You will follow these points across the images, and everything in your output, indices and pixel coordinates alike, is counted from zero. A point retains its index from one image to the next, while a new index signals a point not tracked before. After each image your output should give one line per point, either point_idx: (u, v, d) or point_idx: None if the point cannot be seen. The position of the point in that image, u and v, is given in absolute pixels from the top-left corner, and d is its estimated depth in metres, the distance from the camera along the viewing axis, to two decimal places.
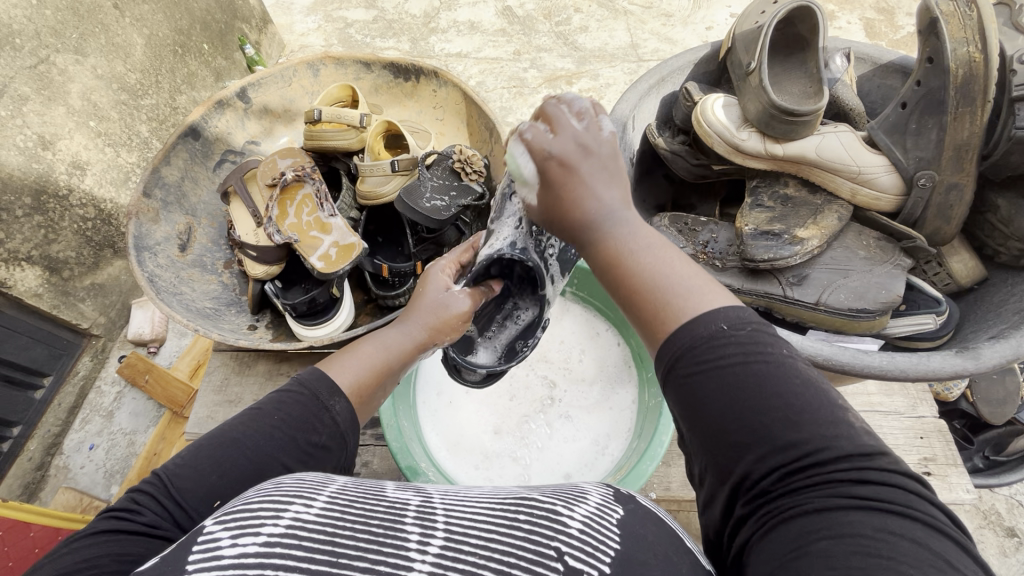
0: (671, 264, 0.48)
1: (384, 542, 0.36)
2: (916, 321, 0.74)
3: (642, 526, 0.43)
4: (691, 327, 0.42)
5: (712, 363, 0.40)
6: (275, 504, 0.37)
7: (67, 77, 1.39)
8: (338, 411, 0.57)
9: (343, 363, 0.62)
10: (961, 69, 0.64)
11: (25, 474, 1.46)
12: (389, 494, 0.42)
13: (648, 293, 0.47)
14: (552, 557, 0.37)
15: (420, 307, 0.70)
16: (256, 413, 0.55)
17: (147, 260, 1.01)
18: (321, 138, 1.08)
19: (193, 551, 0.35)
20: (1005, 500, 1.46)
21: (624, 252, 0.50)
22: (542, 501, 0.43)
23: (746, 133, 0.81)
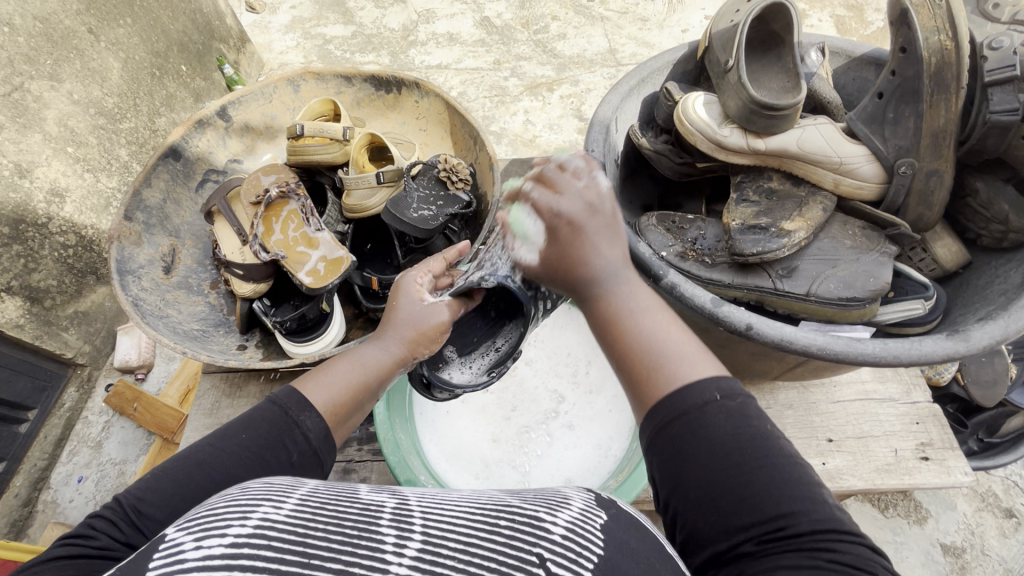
0: (668, 331, 0.52)
1: (358, 544, 0.35)
2: (905, 306, 0.74)
3: (626, 532, 0.43)
4: (686, 392, 0.47)
5: (700, 427, 0.45)
6: (241, 507, 0.37)
7: (42, 103, 1.37)
8: (309, 426, 0.57)
9: (319, 380, 0.62)
10: (934, 58, 0.65)
11: (12, 512, 1.42)
12: (364, 495, 0.41)
13: (642, 355, 0.51)
14: (534, 563, 0.37)
15: (397, 320, 0.69)
16: (226, 435, 0.54)
17: (131, 283, 0.99)
18: (305, 153, 1.07)
19: (155, 557, 0.34)
20: (1001, 482, 1.48)
21: (623, 311, 0.55)
22: (523, 507, 0.42)
23: (727, 129, 0.82)
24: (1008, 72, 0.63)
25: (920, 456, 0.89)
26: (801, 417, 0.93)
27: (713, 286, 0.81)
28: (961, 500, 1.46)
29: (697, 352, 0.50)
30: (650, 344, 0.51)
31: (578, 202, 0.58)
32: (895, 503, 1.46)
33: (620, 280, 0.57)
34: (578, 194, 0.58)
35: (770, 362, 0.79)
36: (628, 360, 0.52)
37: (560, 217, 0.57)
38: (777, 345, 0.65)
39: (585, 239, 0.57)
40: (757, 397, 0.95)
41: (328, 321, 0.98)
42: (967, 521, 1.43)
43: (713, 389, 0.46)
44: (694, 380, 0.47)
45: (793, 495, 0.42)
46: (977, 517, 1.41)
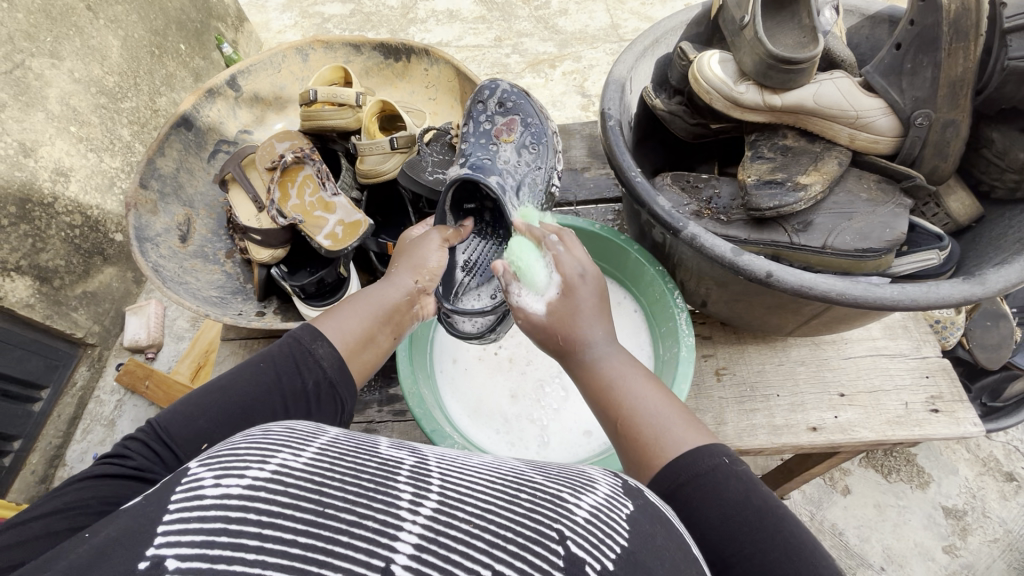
0: (661, 404, 0.54)
1: (373, 498, 0.35)
2: (920, 257, 0.76)
3: (653, 524, 0.42)
4: (696, 456, 0.48)
5: (716, 488, 0.47)
6: (261, 452, 0.37)
7: (44, 81, 1.37)
8: (322, 355, 0.61)
9: (335, 317, 0.65)
10: (954, 4, 0.66)
11: (30, 488, 1.44)
12: (383, 451, 0.41)
13: (638, 430, 0.53)
14: (553, 539, 0.36)
15: (403, 258, 0.74)
16: (247, 366, 0.59)
17: (150, 250, 1.00)
18: (318, 119, 1.07)
19: (176, 490, 0.34)
20: (1003, 446, 1.51)
21: (608, 382, 0.58)
22: (546, 485, 0.42)
23: (744, 86, 0.82)
24: None
25: (929, 410, 0.91)
26: (814, 374, 0.95)
27: (730, 242, 0.82)
28: (962, 464, 1.49)
29: (686, 418, 0.53)
30: (643, 409, 0.54)
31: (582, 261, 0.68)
32: (899, 468, 1.49)
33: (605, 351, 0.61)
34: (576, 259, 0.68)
35: (786, 316, 0.80)
36: (628, 425, 0.54)
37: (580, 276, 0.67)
38: (796, 291, 0.66)
39: (576, 311, 0.64)
40: (769, 355, 0.97)
41: (346, 286, 0.99)
42: (969, 484, 1.46)
43: (718, 450, 0.49)
44: (698, 445, 0.50)
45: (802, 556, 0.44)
46: (979, 480, 1.45)
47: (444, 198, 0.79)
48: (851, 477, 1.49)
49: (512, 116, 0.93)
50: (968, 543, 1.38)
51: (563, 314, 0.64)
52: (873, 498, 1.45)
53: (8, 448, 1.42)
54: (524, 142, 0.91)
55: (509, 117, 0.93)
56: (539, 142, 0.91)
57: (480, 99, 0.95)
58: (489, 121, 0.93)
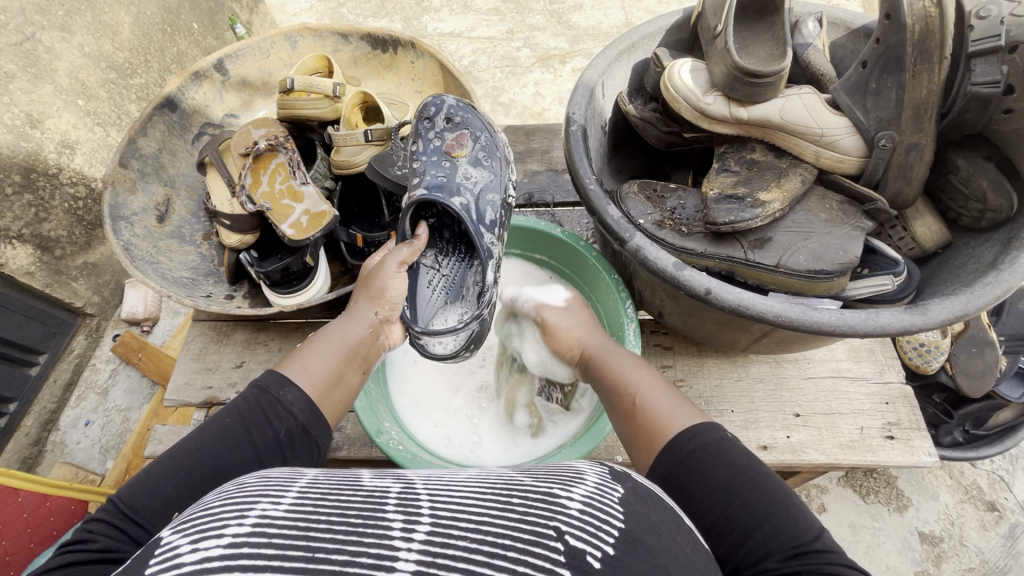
0: (657, 387, 0.62)
1: (364, 534, 0.37)
2: (875, 282, 0.74)
3: (644, 504, 0.45)
4: (695, 434, 0.55)
5: (717, 457, 0.53)
6: (239, 506, 0.39)
7: (53, 55, 1.39)
8: (291, 401, 0.62)
9: (299, 362, 0.66)
10: (918, 24, 0.63)
11: (22, 449, 1.49)
12: (366, 484, 0.43)
13: (646, 426, 0.59)
14: (552, 536, 0.39)
15: (362, 289, 0.75)
16: (211, 425, 0.59)
17: (123, 229, 1.02)
18: (294, 107, 1.08)
19: (151, 560, 0.36)
20: (986, 476, 1.48)
21: (624, 382, 0.65)
22: (536, 486, 0.45)
23: (711, 97, 0.81)
24: (993, 43, 0.61)
25: (886, 436, 0.90)
26: (772, 392, 0.94)
27: (686, 254, 0.81)
28: (944, 490, 1.46)
29: (686, 404, 0.60)
30: (650, 400, 0.60)
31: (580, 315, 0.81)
32: (877, 490, 1.47)
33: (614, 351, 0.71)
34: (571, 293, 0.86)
35: (737, 333, 0.80)
36: (634, 412, 0.61)
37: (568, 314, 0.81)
38: (735, 310, 0.66)
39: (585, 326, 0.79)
40: (729, 370, 0.96)
41: (313, 275, 1.00)
42: (948, 511, 1.43)
43: (715, 426, 0.56)
44: (693, 423, 0.56)
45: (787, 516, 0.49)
46: (958, 508, 1.42)
47: (399, 223, 0.81)
48: (827, 495, 1.46)
49: (460, 129, 0.93)
50: (941, 571, 1.36)
51: (575, 328, 0.78)
52: (847, 517, 1.43)
53: (4, 410, 1.47)
54: (477, 157, 0.91)
55: (458, 131, 0.93)
56: (491, 155, 0.92)
57: (426, 116, 0.94)
58: (439, 138, 0.93)
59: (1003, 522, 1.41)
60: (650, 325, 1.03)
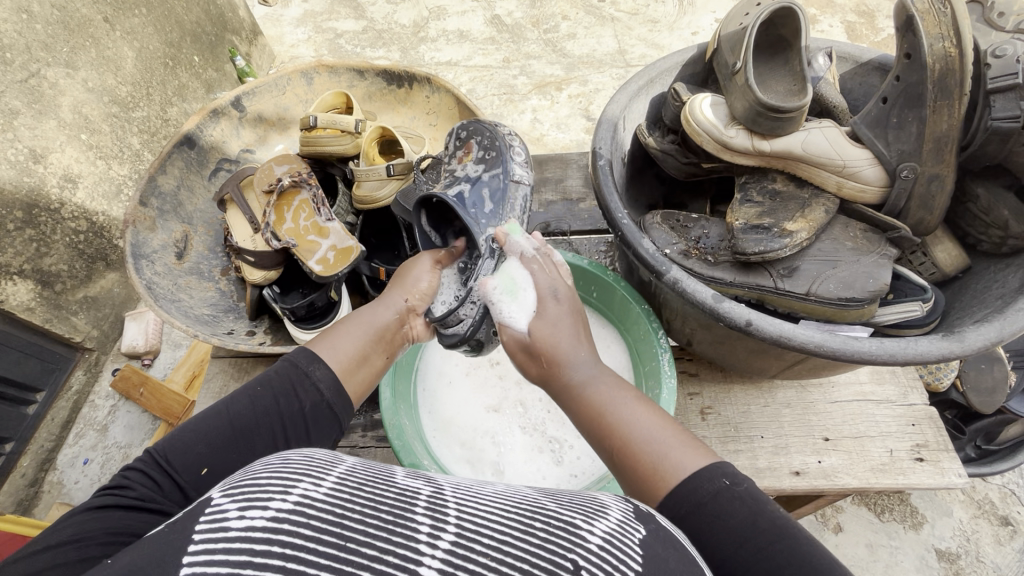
0: (657, 427, 0.55)
1: (394, 531, 0.36)
2: (904, 308, 0.76)
3: (665, 548, 0.42)
4: (693, 484, 0.49)
5: (717, 516, 0.47)
6: (284, 482, 0.38)
7: (58, 90, 1.40)
8: (319, 377, 0.65)
9: (330, 342, 0.70)
10: (937, 64, 0.66)
11: (18, 491, 1.44)
12: (401, 482, 0.42)
13: (642, 466, 0.53)
14: (569, 569, 0.37)
15: (396, 283, 0.82)
16: (247, 390, 0.62)
17: (145, 267, 1.02)
18: (317, 144, 1.09)
19: (200, 522, 0.36)
20: (998, 490, 1.49)
21: (603, 408, 0.59)
22: (561, 513, 0.43)
23: (734, 130, 0.83)
24: (1010, 80, 0.64)
25: (915, 457, 0.90)
26: (799, 417, 0.94)
27: (714, 284, 0.83)
28: (957, 506, 1.47)
29: (685, 441, 0.54)
30: (646, 438, 0.54)
31: (554, 283, 0.73)
32: (892, 508, 1.46)
33: (590, 376, 0.63)
34: (547, 275, 0.73)
35: (768, 360, 0.81)
36: (625, 453, 0.55)
37: (550, 295, 0.71)
38: (776, 341, 0.67)
39: (551, 321, 0.68)
40: (756, 396, 0.97)
41: (337, 310, 1.00)
42: (963, 527, 1.43)
43: (721, 471, 0.50)
44: (697, 469, 0.50)
45: (828, 568, 0.43)
46: (972, 524, 1.42)
47: (418, 225, 0.89)
48: (843, 514, 1.46)
49: (474, 140, 0.97)
50: None
51: (544, 333, 0.67)
52: (864, 536, 1.42)
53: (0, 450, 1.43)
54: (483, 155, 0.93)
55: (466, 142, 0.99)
56: (492, 147, 0.93)
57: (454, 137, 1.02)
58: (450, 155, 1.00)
59: (1017, 537, 1.42)
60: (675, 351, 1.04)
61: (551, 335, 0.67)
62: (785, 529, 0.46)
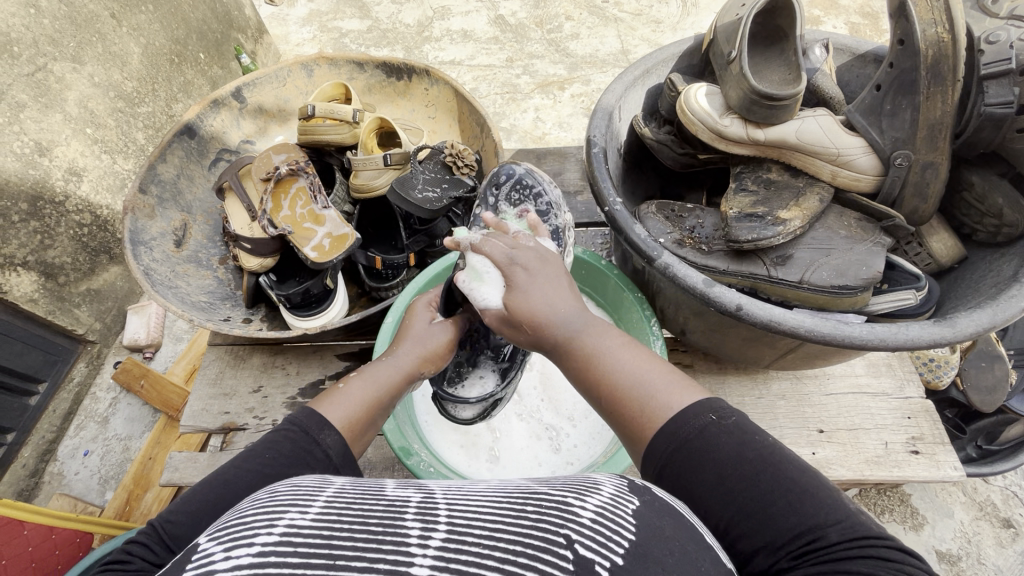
0: (638, 362, 0.55)
1: (383, 540, 0.36)
2: (897, 296, 0.76)
3: (660, 518, 0.42)
4: (675, 431, 0.48)
5: (705, 450, 0.47)
6: (269, 515, 0.38)
7: (64, 84, 1.41)
8: (330, 444, 0.57)
9: (336, 398, 0.62)
10: (931, 49, 0.66)
11: (19, 481, 1.45)
12: (390, 493, 0.42)
13: (627, 400, 0.52)
14: (562, 544, 0.37)
15: (407, 338, 0.72)
16: (250, 456, 0.54)
17: (143, 254, 1.02)
18: (315, 133, 1.10)
19: (186, 567, 0.35)
20: (999, 491, 1.47)
21: (592, 354, 0.57)
22: (551, 494, 0.42)
23: (728, 119, 0.83)
24: (1003, 66, 0.64)
25: (911, 451, 0.90)
26: (794, 409, 0.94)
27: (708, 272, 0.82)
28: (958, 507, 1.45)
29: (667, 372, 0.53)
30: (642, 380, 0.53)
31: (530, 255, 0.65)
32: (891, 507, 1.45)
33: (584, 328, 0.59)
34: (503, 245, 0.66)
35: (762, 349, 0.81)
36: (619, 402, 0.53)
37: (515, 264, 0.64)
38: (766, 326, 0.67)
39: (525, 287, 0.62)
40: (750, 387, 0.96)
41: (332, 297, 1.01)
42: (964, 529, 1.42)
43: (704, 407, 0.49)
44: (682, 407, 0.50)
45: (814, 507, 0.43)
46: (973, 525, 1.41)
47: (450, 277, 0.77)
48: None
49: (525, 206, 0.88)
50: None
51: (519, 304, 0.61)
52: None
53: (2, 440, 1.43)
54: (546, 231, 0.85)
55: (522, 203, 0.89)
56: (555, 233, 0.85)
57: (494, 182, 0.92)
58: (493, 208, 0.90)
59: (1019, 538, 1.40)
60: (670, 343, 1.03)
61: (525, 302, 0.61)
62: (772, 461, 0.46)
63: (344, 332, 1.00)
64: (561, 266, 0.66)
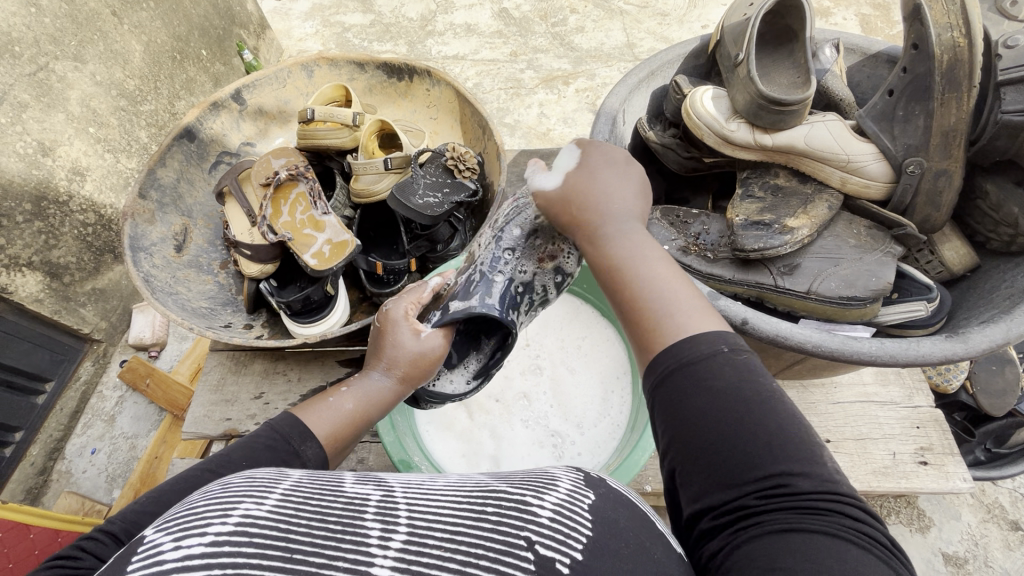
0: (673, 284, 0.53)
1: (343, 538, 0.35)
2: (908, 307, 0.74)
3: (616, 511, 0.43)
4: (693, 344, 0.47)
5: (702, 377, 0.45)
6: (223, 504, 0.37)
7: (66, 83, 1.40)
8: (309, 458, 0.60)
9: (319, 410, 0.64)
10: (946, 55, 0.64)
11: (28, 479, 1.46)
12: (349, 488, 0.40)
13: (647, 311, 0.52)
14: (522, 546, 0.37)
15: (388, 352, 0.66)
16: (227, 461, 0.55)
17: (143, 260, 1.02)
18: (315, 137, 1.09)
19: (133, 561, 0.33)
20: (1008, 493, 1.45)
21: (626, 259, 0.56)
22: (510, 491, 0.42)
23: (734, 124, 0.81)
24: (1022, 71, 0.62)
25: (919, 461, 0.88)
26: None
27: (714, 281, 0.80)
28: (966, 510, 1.44)
29: (700, 308, 0.51)
30: (678, 302, 0.51)
31: (611, 155, 0.66)
32: (898, 510, 1.43)
33: (631, 232, 0.59)
34: (601, 152, 0.67)
35: (767, 360, 0.79)
36: (633, 303, 0.53)
37: (592, 164, 0.65)
38: (773, 340, 0.65)
39: (593, 173, 0.64)
40: None
41: (333, 304, 1.00)
42: (972, 531, 1.40)
43: (719, 340, 0.46)
44: (699, 333, 0.48)
45: (798, 451, 0.41)
46: (980, 528, 1.39)
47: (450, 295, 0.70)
48: None
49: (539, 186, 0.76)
50: None
51: (579, 184, 0.64)
52: None
53: (10, 439, 1.44)
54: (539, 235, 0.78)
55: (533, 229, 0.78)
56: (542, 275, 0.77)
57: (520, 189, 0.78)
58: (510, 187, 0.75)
59: None
60: None
61: (590, 188, 0.63)
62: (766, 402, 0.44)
63: (345, 339, 0.99)
64: (641, 172, 0.67)
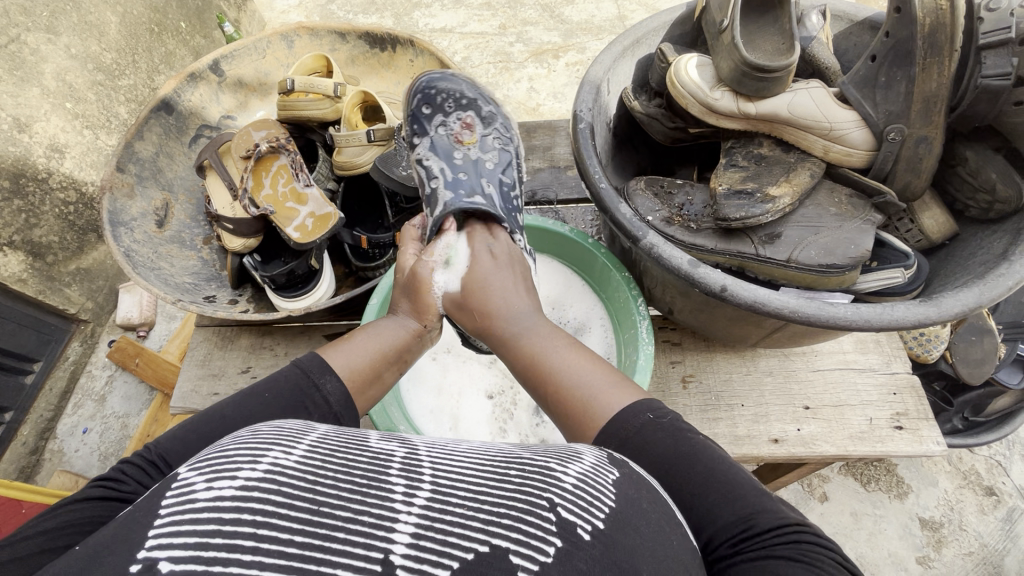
0: (580, 364, 0.60)
1: (368, 493, 0.36)
2: (885, 274, 0.75)
3: (639, 490, 0.43)
4: (613, 420, 0.53)
5: (643, 444, 0.51)
6: (252, 452, 0.39)
7: (40, 57, 1.37)
8: (329, 391, 0.60)
9: (340, 348, 0.65)
10: (928, 18, 0.63)
11: (19, 459, 1.46)
12: (373, 444, 0.43)
13: (561, 389, 0.58)
14: (545, 508, 0.38)
15: (407, 292, 0.73)
16: (249, 395, 0.57)
17: (124, 235, 1.00)
18: (296, 108, 1.07)
19: (165, 497, 0.36)
20: (984, 460, 1.49)
21: (538, 356, 0.62)
22: (534, 460, 0.44)
23: (719, 92, 0.80)
24: (1002, 35, 0.62)
25: (895, 426, 0.91)
26: (781, 385, 0.94)
27: (695, 251, 0.80)
28: (942, 476, 1.48)
29: (618, 382, 0.58)
30: (589, 385, 0.57)
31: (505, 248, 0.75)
32: (877, 477, 1.47)
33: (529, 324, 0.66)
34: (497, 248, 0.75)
35: (748, 328, 0.80)
36: (551, 385, 0.59)
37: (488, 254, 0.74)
38: (751, 307, 0.66)
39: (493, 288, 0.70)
40: (738, 364, 0.96)
41: (318, 278, 1.00)
42: (947, 496, 1.44)
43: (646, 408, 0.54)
44: (623, 405, 0.55)
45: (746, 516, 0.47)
46: (956, 493, 1.43)
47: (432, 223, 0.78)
48: (829, 484, 1.47)
49: (466, 116, 0.92)
50: (942, 555, 1.37)
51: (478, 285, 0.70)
52: (849, 505, 1.44)
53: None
54: (491, 143, 0.90)
55: (465, 117, 0.92)
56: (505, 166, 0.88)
57: (426, 105, 0.94)
58: (445, 127, 0.91)
59: (1001, 506, 1.42)
60: (659, 321, 1.03)
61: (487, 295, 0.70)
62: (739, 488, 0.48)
63: (330, 313, 0.98)
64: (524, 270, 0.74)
